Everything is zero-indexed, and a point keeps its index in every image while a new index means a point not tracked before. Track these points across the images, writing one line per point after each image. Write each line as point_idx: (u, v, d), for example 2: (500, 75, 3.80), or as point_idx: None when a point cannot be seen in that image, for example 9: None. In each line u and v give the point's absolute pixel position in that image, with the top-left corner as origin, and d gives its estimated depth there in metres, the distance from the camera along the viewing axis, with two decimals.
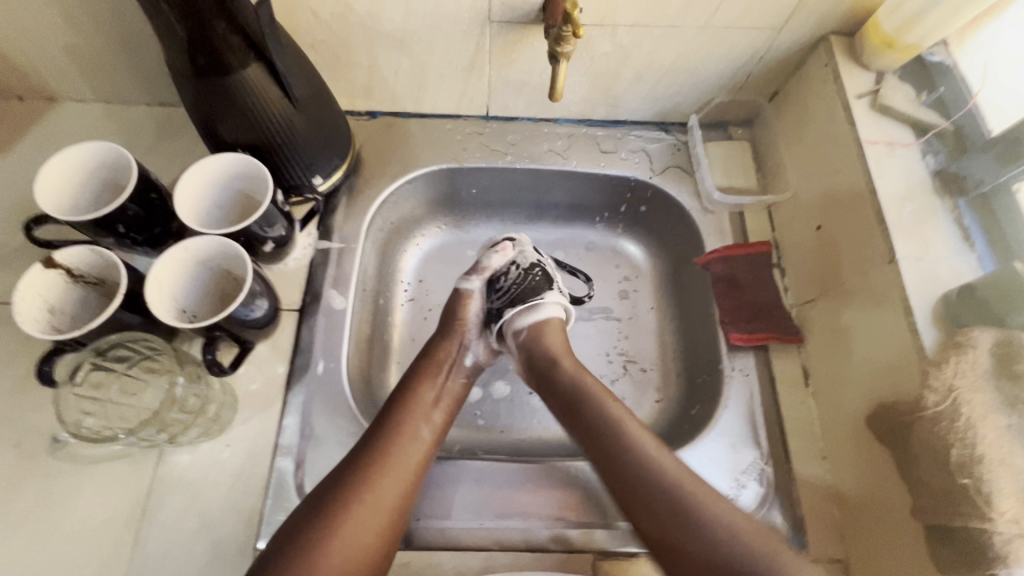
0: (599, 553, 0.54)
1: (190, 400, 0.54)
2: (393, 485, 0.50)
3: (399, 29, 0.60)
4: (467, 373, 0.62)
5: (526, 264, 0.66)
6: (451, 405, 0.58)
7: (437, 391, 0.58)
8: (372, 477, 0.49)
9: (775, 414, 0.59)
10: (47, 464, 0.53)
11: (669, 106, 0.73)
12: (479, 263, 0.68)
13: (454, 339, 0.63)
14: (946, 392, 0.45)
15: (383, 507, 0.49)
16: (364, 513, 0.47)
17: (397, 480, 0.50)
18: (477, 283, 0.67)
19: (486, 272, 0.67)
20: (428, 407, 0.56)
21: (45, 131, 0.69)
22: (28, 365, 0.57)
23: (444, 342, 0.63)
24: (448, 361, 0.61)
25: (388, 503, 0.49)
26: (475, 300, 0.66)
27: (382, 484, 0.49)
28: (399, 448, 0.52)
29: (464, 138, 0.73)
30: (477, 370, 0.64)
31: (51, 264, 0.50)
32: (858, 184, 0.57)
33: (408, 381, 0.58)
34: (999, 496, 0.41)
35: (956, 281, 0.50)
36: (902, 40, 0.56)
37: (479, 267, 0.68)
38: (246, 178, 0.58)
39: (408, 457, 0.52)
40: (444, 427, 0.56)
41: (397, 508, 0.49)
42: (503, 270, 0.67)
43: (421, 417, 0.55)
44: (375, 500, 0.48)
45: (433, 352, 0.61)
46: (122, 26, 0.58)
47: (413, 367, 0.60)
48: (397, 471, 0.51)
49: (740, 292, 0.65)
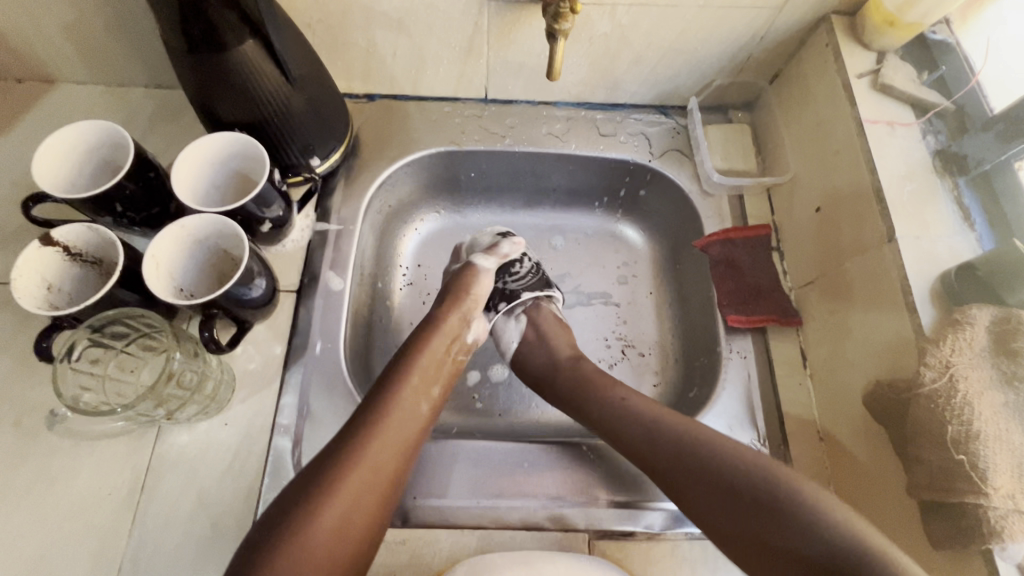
0: (595, 532, 0.54)
1: (188, 376, 0.52)
2: (390, 457, 0.49)
3: (396, 9, 0.60)
4: (464, 349, 0.61)
5: (535, 263, 0.71)
6: (446, 380, 0.58)
7: (438, 365, 0.57)
8: (369, 449, 0.48)
9: (772, 396, 0.59)
10: (47, 442, 0.54)
11: (669, 88, 0.72)
12: (498, 246, 0.68)
13: (457, 312, 0.61)
14: (943, 368, 0.44)
15: (378, 479, 0.48)
16: (359, 484, 0.46)
17: (393, 454, 0.49)
18: (492, 264, 0.67)
19: (503, 258, 0.68)
20: (427, 381, 0.55)
21: (44, 112, 0.69)
22: (27, 344, 0.57)
23: (447, 312, 0.61)
24: (452, 334, 0.60)
25: (382, 476, 0.48)
26: (488, 278, 0.65)
27: (379, 456, 0.48)
28: (398, 421, 0.51)
29: (462, 121, 0.72)
30: (475, 346, 0.64)
31: (49, 241, 0.51)
32: (858, 164, 0.56)
33: (405, 354, 0.56)
34: (995, 472, 0.41)
35: (954, 259, 0.50)
36: (903, 18, 0.56)
37: (495, 250, 0.68)
38: (243, 158, 0.58)
39: (405, 431, 0.51)
40: (439, 402, 0.56)
41: (389, 481, 0.49)
42: (518, 258, 0.70)
43: (420, 392, 0.54)
44: (371, 472, 0.47)
45: (437, 323, 0.60)
46: (118, 6, 0.58)
47: (411, 337, 0.58)
48: (392, 445, 0.50)
49: (739, 275, 0.65)
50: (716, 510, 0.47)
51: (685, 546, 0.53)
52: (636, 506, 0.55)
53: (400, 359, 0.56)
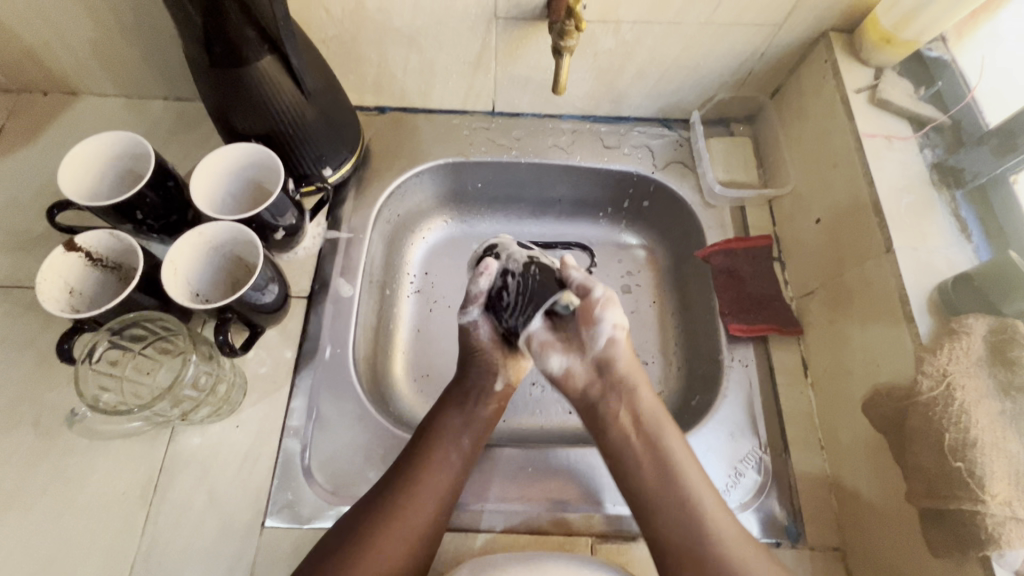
0: (597, 536, 0.55)
1: (202, 378, 0.54)
2: (421, 511, 0.50)
3: (408, 26, 0.62)
4: (500, 398, 0.59)
5: (517, 266, 0.56)
6: (482, 430, 0.57)
7: (466, 419, 0.57)
8: (398, 507, 0.50)
9: (773, 404, 0.60)
10: (66, 440, 0.55)
11: (672, 102, 0.74)
12: (470, 292, 0.58)
13: (486, 364, 0.59)
14: (940, 377, 0.46)
15: (411, 534, 0.49)
16: (392, 540, 0.49)
17: (424, 509, 0.50)
18: (477, 314, 0.59)
19: (481, 296, 0.58)
20: (457, 432, 0.56)
21: (68, 123, 0.71)
22: (47, 345, 0.59)
23: (471, 370, 0.60)
24: (477, 391, 0.58)
25: (414, 531, 0.50)
26: (483, 330, 0.59)
27: (410, 512, 0.50)
28: (428, 476, 0.52)
29: (470, 133, 0.74)
30: (510, 392, 0.60)
31: (72, 247, 0.53)
32: (857, 177, 0.57)
33: (436, 410, 0.57)
34: (991, 479, 0.42)
35: (951, 269, 0.51)
36: (900, 36, 0.58)
37: (471, 296, 0.58)
38: (258, 167, 0.60)
39: (434, 484, 0.52)
40: (472, 451, 0.56)
41: (421, 534, 0.50)
42: (499, 280, 0.57)
43: (451, 444, 0.55)
44: (404, 527, 0.49)
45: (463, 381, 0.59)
46: (141, 22, 0.61)
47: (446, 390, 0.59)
48: (423, 500, 0.51)
49: (740, 284, 0.66)
50: (666, 525, 0.49)
51: None
52: None
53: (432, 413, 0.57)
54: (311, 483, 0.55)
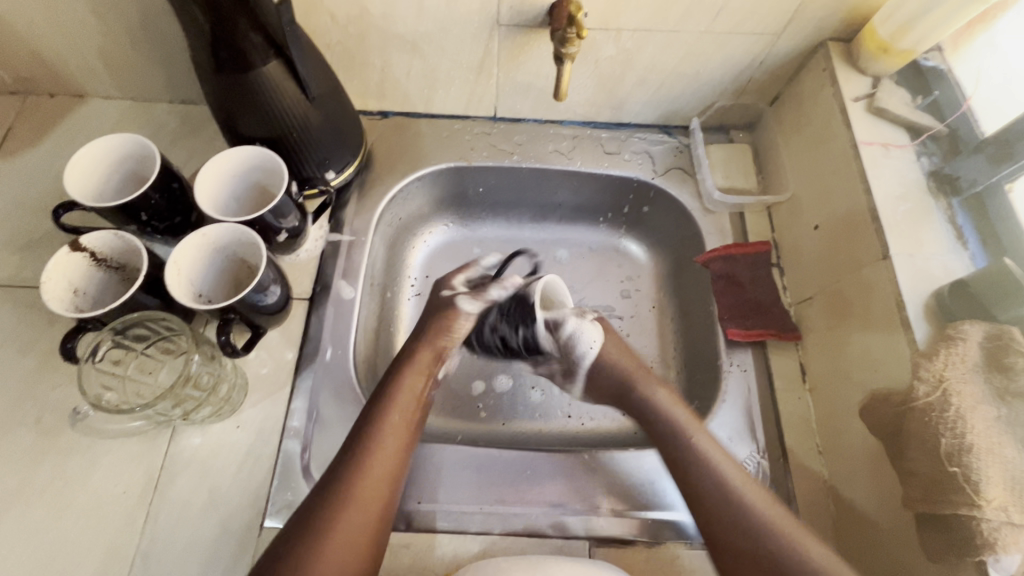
0: (595, 540, 0.55)
1: (204, 378, 0.54)
2: (376, 488, 0.50)
3: (411, 32, 0.63)
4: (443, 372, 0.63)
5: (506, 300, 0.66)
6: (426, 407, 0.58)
7: (413, 396, 0.57)
8: (354, 487, 0.49)
9: (771, 409, 0.60)
10: (67, 439, 0.56)
11: (672, 109, 0.75)
12: (482, 292, 0.66)
13: (436, 341, 0.63)
14: (936, 382, 0.46)
15: (367, 510, 0.49)
16: (351, 520, 0.48)
17: (379, 486, 0.50)
18: (476, 307, 0.66)
19: (488, 300, 0.66)
20: (408, 410, 0.56)
21: (74, 125, 0.72)
22: (50, 345, 0.59)
23: (419, 346, 0.62)
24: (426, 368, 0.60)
25: (371, 510, 0.49)
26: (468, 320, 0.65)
27: (366, 491, 0.49)
28: (380, 454, 0.52)
29: (471, 138, 0.75)
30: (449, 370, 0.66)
31: (77, 247, 0.53)
32: (854, 184, 0.58)
33: (386, 386, 0.57)
34: (987, 484, 0.42)
35: (948, 276, 0.51)
36: (897, 45, 0.58)
37: (482, 294, 0.66)
38: (262, 170, 0.61)
39: (385, 460, 0.52)
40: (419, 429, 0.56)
41: (377, 513, 0.49)
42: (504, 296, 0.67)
43: (402, 421, 0.55)
44: (361, 506, 0.49)
45: (410, 357, 0.60)
46: (148, 26, 0.61)
47: (394, 364, 0.60)
48: (377, 479, 0.50)
49: (739, 290, 0.66)
50: (706, 494, 0.52)
51: (685, 556, 0.54)
52: (636, 515, 0.56)
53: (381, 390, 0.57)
54: (311, 484, 0.55)
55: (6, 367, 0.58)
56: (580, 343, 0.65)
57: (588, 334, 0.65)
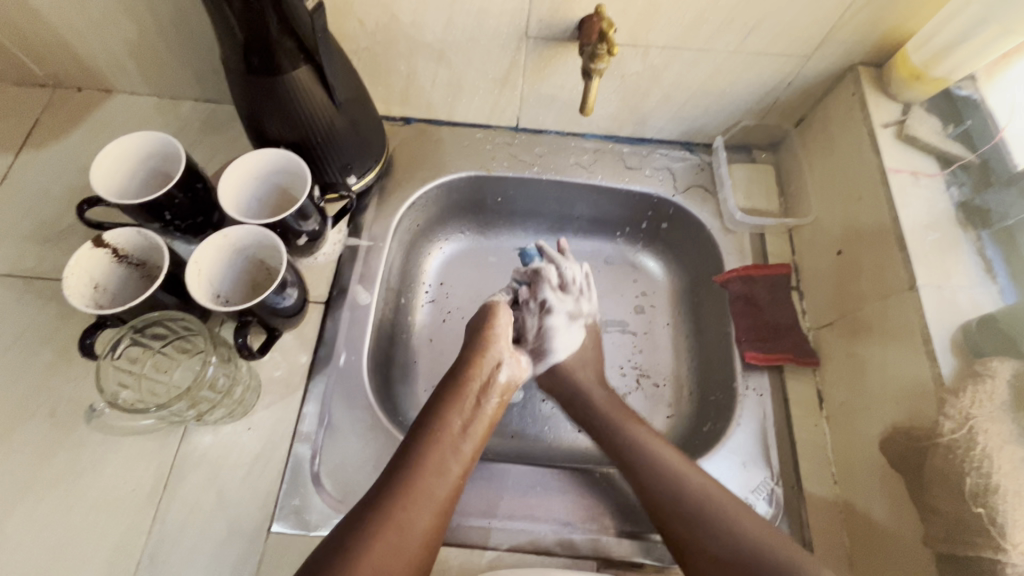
0: (603, 561, 0.54)
1: (219, 380, 0.55)
2: (420, 521, 0.49)
3: (439, 41, 0.63)
4: (500, 393, 0.62)
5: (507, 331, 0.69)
6: (480, 434, 0.57)
7: (467, 419, 0.58)
8: (396, 515, 0.48)
9: (787, 435, 0.59)
10: (80, 434, 0.56)
11: (695, 126, 0.74)
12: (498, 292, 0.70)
13: (490, 356, 0.62)
14: (962, 420, 0.46)
15: (413, 536, 0.48)
16: (395, 546, 0.47)
17: (422, 518, 0.49)
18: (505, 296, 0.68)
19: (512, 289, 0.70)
20: (457, 439, 0.55)
21: (100, 119, 0.73)
22: (67, 338, 0.60)
23: (478, 357, 0.62)
24: (481, 382, 0.61)
25: (413, 543, 0.48)
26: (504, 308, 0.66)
27: (410, 526, 0.48)
28: (431, 488, 0.51)
29: (493, 148, 0.75)
30: (513, 386, 0.64)
31: (100, 243, 0.54)
32: (882, 211, 0.57)
33: (439, 412, 0.57)
34: (1014, 528, 0.42)
35: (976, 310, 0.51)
36: (930, 73, 0.58)
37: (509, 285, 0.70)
38: (285, 173, 0.61)
39: (436, 491, 0.51)
40: (472, 458, 0.56)
41: (424, 546, 0.48)
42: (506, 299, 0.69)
43: (450, 450, 0.54)
44: (403, 534, 0.48)
45: (468, 370, 0.61)
46: (180, 25, 0.62)
47: (445, 391, 0.59)
48: (421, 510, 0.50)
49: (758, 312, 0.65)
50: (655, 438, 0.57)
51: None
52: (648, 538, 0.55)
53: (430, 417, 0.56)
54: (319, 491, 0.55)
55: (22, 358, 0.59)
56: (552, 340, 0.67)
57: (567, 338, 0.67)
